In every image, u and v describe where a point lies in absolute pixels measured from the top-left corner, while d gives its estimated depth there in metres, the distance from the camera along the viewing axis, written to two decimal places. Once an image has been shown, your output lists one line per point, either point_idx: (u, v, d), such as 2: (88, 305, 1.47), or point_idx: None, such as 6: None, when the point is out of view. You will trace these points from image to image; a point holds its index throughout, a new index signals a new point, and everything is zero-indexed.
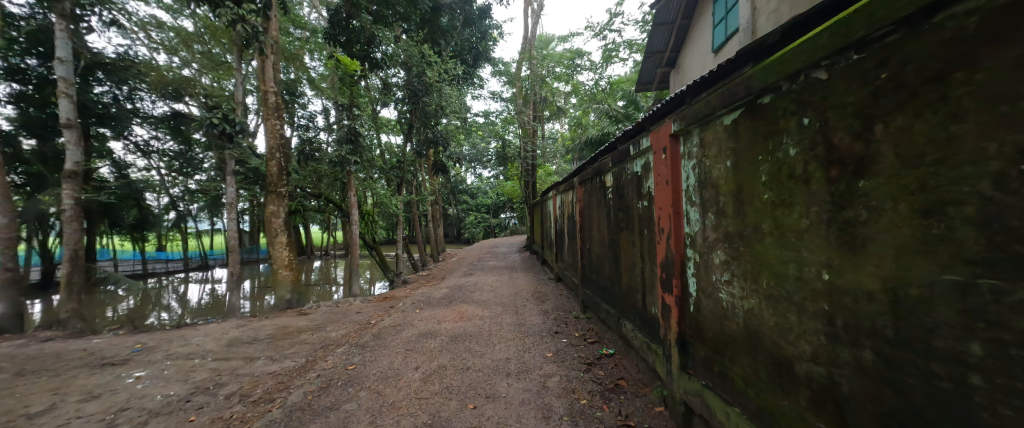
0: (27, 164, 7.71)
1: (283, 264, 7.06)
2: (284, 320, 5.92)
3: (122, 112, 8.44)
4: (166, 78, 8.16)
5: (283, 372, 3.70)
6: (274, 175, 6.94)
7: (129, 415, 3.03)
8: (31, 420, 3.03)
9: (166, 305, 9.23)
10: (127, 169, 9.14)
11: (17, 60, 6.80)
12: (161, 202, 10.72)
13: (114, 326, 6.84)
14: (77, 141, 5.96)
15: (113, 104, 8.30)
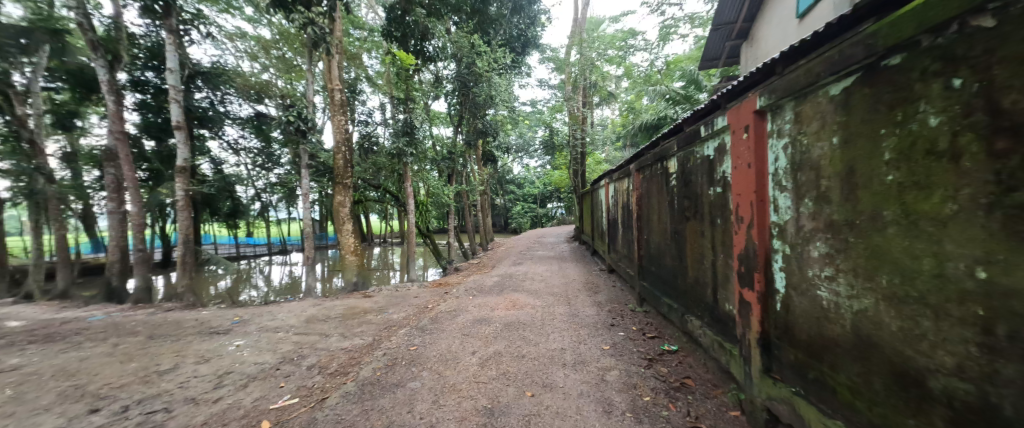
0: (149, 162, 9.13)
1: (350, 249, 7.70)
2: (351, 301, 6.46)
3: (216, 114, 9.67)
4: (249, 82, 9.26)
5: (352, 349, 4.04)
6: (340, 167, 7.53)
7: (234, 378, 3.51)
8: (162, 375, 3.64)
9: (256, 284, 10.54)
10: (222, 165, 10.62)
11: (139, 74, 8.02)
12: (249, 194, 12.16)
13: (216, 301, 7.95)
14: (185, 142, 6.92)
15: (210, 108, 9.58)
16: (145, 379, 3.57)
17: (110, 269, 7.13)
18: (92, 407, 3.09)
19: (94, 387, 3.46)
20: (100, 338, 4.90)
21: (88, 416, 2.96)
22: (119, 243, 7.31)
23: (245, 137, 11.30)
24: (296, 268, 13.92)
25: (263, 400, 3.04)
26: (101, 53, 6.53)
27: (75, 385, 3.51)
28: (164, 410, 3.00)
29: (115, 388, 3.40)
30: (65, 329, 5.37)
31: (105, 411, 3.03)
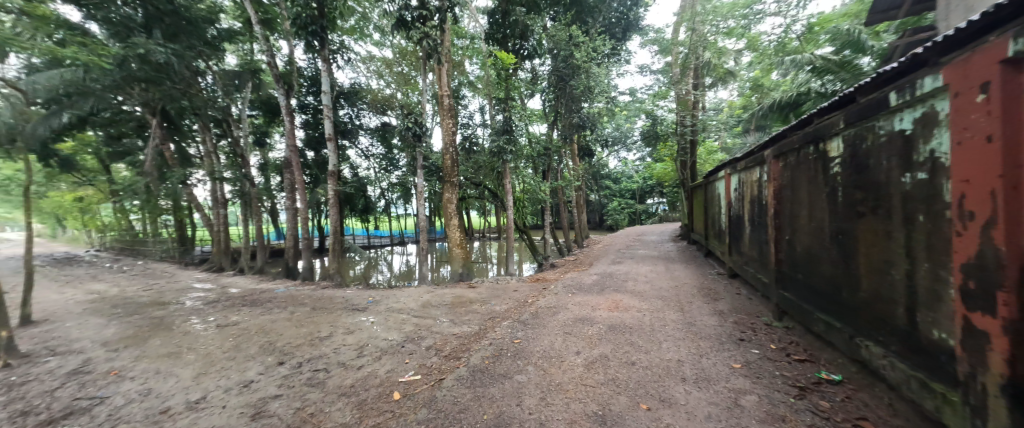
0: (310, 168, 11.66)
1: (456, 242, 8.35)
2: (458, 291, 7.00)
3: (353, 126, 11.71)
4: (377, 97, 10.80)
5: (462, 335, 4.35)
6: (448, 167, 8.21)
7: (370, 350, 4.11)
8: (321, 342, 4.48)
9: (381, 270, 12.31)
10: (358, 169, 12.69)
11: (305, 99, 10.90)
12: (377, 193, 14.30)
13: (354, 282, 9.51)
14: (334, 151, 8.42)
15: (349, 122, 11.67)
16: (311, 343, 4.44)
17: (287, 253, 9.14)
18: (279, 361, 3.99)
19: (280, 344, 4.46)
20: (282, 306, 6.32)
21: (278, 367, 3.82)
22: (291, 232, 9.32)
23: (373, 145, 13.43)
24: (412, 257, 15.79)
25: (393, 373, 3.47)
26: (281, 84, 8.44)
27: (268, 341, 4.58)
28: (324, 370, 3.69)
29: (293, 348, 4.33)
30: (262, 297, 7.09)
31: (287, 365, 3.88)
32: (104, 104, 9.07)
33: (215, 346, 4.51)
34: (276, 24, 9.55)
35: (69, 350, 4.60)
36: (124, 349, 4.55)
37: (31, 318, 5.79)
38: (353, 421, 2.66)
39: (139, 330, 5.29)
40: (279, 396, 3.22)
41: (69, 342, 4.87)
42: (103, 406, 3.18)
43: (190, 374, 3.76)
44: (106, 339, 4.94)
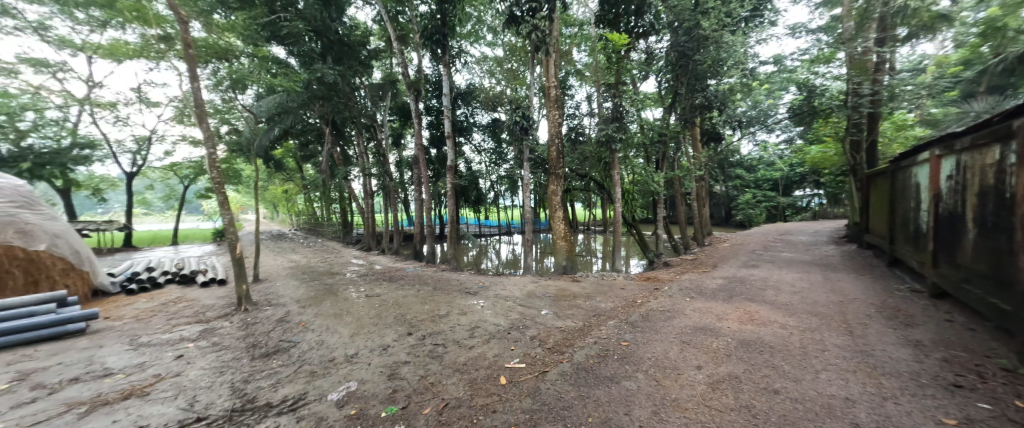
0: (433, 164, 13.20)
1: (560, 235, 8.29)
2: (562, 283, 6.97)
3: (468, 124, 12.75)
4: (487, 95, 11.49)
5: (567, 329, 4.29)
6: (554, 159, 8.14)
7: (480, 333, 4.39)
8: (439, 319, 4.99)
9: (490, 257, 13.11)
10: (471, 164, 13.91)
11: (430, 102, 12.42)
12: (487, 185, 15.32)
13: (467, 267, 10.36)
14: (452, 147, 9.22)
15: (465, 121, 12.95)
16: (431, 320, 4.99)
17: (415, 238, 10.48)
18: (408, 331, 4.60)
19: (409, 317, 5.14)
20: (411, 284, 7.30)
21: (407, 337, 4.40)
22: (418, 220, 10.64)
23: (484, 141, 14.43)
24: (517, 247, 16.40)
25: (500, 357, 3.63)
26: (412, 91, 9.65)
27: (399, 313, 5.33)
28: (443, 345, 4.09)
29: (419, 321, 4.93)
30: (397, 274, 8.32)
31: (414, 336, 4.44)
32: (295, 119, 11.84)
33: (363, 312, 5.46)
34: (409, 37, 10.90)
35: (276, 303, 6.19)
36: (306, 307, 5.89)
37: (256, 277, 8.03)
38: (465, 397, 2.87)
39: (316, 293, 6.80)
40: (409, 362, 3.70)
41: (276, 297, 6.56)
42: (293, 349, 4.17)
43: (347, 332, 4.63)
44: (297, 298, 6.49)
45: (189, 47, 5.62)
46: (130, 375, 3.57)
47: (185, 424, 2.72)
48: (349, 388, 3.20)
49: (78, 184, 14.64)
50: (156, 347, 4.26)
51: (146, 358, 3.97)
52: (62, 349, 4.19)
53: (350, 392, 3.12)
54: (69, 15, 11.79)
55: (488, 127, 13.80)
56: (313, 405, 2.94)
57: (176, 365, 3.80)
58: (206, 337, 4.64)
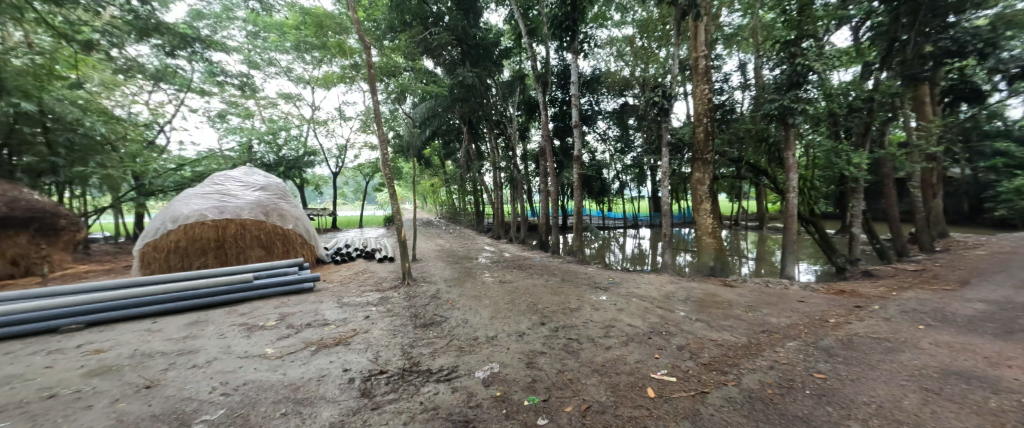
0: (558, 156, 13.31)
1: (706, 231, 7.15)
2: (710, 287, 5.99)
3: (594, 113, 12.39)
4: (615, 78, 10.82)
5: (725, 344, 3.60)
6: (700, 141, 7.00)
7: (616, 333, 4.11)
8: (572, 313, 4.90)
9: (616, 251, 12.36)
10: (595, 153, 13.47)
11: (554, 94, 12.44)
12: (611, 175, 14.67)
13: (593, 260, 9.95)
14: (579, 136, 8.93)
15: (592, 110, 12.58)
16: (564, 312, 4.95)
17: (541, 228, 10.63)
18: (541, 321, 4.65)
19: (541, 307, 5.20)
20: (540, 273, 7.44)
21: (540, 327, 4.44)
22: (545, 211, 10.73)
23: (610, 129, 13.88)
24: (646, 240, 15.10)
25: (643, 365, 3.29)
26: (539, 84, 9.84)
27: (532, 302, 5.46)
28: (577, 341, 3.97)
29: (551, 313, 4.94)
30: (526, 263, 8.65)
31: (548, 327, 4.46)
32: (439, 122, 13.51)
33: (499, 297, 5.80)
34: (537, 31, 11.07)
35: (429, 281, 7.19)
36: (452, 287, 6.63)
37: (414, 257, 9.53)
38: (609, 402, 2.68)
39: (459, 275, 7.61)
40: (545, 353, 3.71)
41: (428, 276, 7.62)
42: (445, 323, 4.71)
43: (486, 314, 4.98)
44: (444, 278, 7.39)
45: (371, 67, 6.92)
46: (337, 327, 4.63)
47: (372, 374, 3.34)
48: (493, 369, 3.38)
49: (306, 181, 20.18)
50: (352, 307, 5.45)
51: (346, 315, 5.09)
52: (300, 301, 5.76)
53: (493, 373, 3.29)
54: (301, 58, 16.20)
55: (614, 114, 13.08)
56: (463, 379, 3.21)
57: (365, 324, 4.75)
58: (382, 304, 5.68)
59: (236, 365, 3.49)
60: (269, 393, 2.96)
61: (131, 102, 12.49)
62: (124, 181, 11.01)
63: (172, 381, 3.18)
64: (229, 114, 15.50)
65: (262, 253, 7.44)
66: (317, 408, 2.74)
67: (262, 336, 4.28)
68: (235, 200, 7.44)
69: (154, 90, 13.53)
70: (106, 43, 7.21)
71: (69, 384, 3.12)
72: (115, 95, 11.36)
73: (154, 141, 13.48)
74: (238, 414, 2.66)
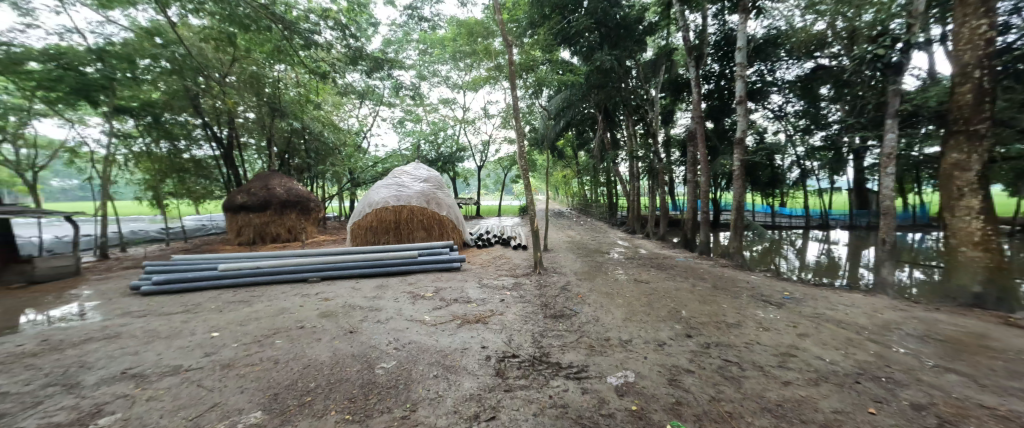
0: (710, 140, 11.39)
1: (968, 240, 4.69)
2: (971, 324, 3.98)
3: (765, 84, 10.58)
4: (802, 37, 8.31)
5: (1018, 421, 2.25)
6: (964, 106, 4.60)
7: (799, 365, 3.10)
8: (729, 329, 4.00)
9: (792, 256, 9.68)
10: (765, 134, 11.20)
11: (710, 67, 10.41)
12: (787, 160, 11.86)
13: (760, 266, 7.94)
14: (744, 115, 7.17)
15: (759, 80, 10.67)
16: (717, 326, 4.08)
17: (686, 224, 9.16)
18: (687, 333, 3.92)
19: (686, 316, 4.43)
20: (684, 276, 6.42)
21: (685, 339, 3.75)
22: (693, 204, 9.25)
23: (790, 101, 11.32)
24: (839, 245, 11.44)
25: (848, 419, 2.33)
26: (692, 58, 8.42)
27: (676, 308, 4.71)
28: (737, 365, 3.17)
29: (699, 324, 4.14)
30: (666, 262, 7.64)
31: (696, 341, 3.72)
32: (574, 112, 13.26)
33: (634, 298, 5.23)
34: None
35: (559, 272, 7.12)
36: (584, 281, 6.35)
37: (546, 247, 9.65)
38: None
39: (590, 269, 7.29)
40: (694, 372, 3.07)
41: (559, 267, 7.56)
42: (575, 317, 4.50)
43: (620, 315, 4.53)
44: (575, 270, 7.19)
45: (513, 65, 7.13)
46: (476, 306, 4.98)
47: (505, 356, 3.40)
48: (628, 377, 2.97)
49: (457, 174, 23.03)
50: (490, 289, 5.81)
51: (483, 296, 5.46)
52: (448, 278, 6.49)
53: (629, 382, 2.89)
54: (456, 65, 18.39)
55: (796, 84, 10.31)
56: (595, 381, 2.91)
57: (501, 306, 4.99)
58: (515, 289, 5.88)
59: (405, 326, 4.12)
60: (425, 355, 3.35)
61: (346, 116, 16.60)
62: (341, 175, 14.83)
63: (359, 331, 3.95)
64: (404, 119, 18.97)
65: (424, 235, 8.70)
66: (459, 378, 2.91)
67: (419, 304, 4.97)
68: (407, 190, 9.00)
69: (359, 105, 17.59)
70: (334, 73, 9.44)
71: (301, 321, 4.25)
72: (338, 112, 15.29)
73: (359, 145, 17.63)
74: (406, 367, 3.08)
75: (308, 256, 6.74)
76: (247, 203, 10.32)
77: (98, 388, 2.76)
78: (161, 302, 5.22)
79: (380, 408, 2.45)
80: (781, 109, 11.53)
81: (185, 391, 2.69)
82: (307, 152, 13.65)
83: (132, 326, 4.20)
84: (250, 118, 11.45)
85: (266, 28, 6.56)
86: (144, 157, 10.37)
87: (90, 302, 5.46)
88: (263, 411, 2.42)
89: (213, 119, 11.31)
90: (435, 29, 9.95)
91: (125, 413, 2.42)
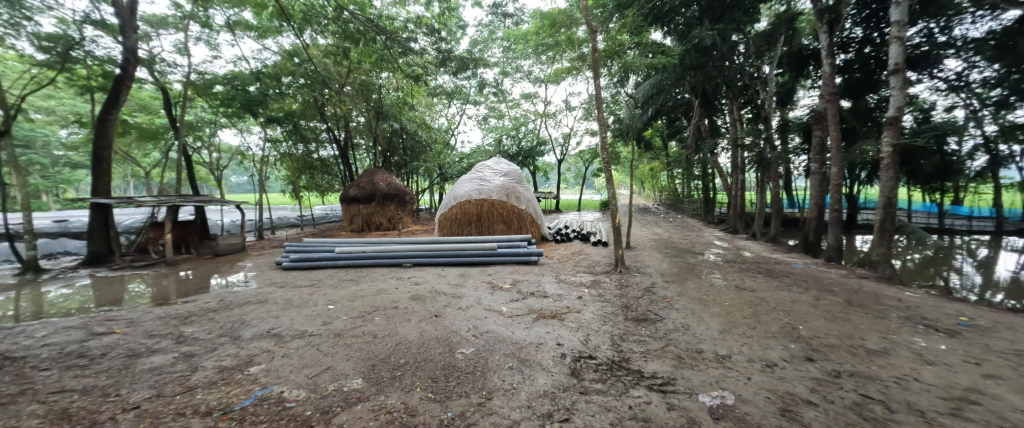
0: (845, 122, 9.30)
1: None
2: None
3: (935, 47, 8.24)
4: None
5: None
6: None
7: (989, 416, 2.24)
8: (870, 356, 3.13)
9: (972, 269, 7.35)
10: (931, 112, 8.73)
11: (849, 33, 8.48)
12: (967, 144, 9.07)
13: (918, 280, 6.20)
14: (901, 88, 5.61)
15: (926, 43, 8.36)
16: (853, 352, 3.23)
17: (806, 224, 7.63)
18: (808, 355, 3.16)
19: (807, 334, 3.62)
20: (804, 286, 5.32)
21: (804, 361, 3.04)
22: (818, 200, 7.66)
23: (978, 65, 8.60)
24: None
25: None
26: (824, 22, 6.89)
27: (793, 324, 3.89)
28: (882, 404, 2.38)
29: (825, 346, 3.33)
30: (779, 268, 6.46)
31: (821, 365, 2.98)
32: (666, 97, 12.10)
33: (736, 307, 4.49)
34: None
35: (644, 272, 6.54)
36: (672, 283, 5.71)
37: (629, 245, 9.01)
38: None
39: (680, 270, 6.55)
40: (818, 406, 2.34)
41: (643, 267, 6.95)
42: (661, 323, 4.02)
43: (716, 325, 3.91)
44: (663, 271, 6.52)
45: (597, 51, 6.69)
46: (552, 302, 4.81)
47: (582, 356, 3.17)
48: (725, 399, 2.44)
49: (537, 168, 23.05)
50: (567, 286, 5.59)
51: (559, 292, 5.27)
52: (524, 272, 6.43)
53: (728, 405, 2.36)
54: (539, 59, 18.30)
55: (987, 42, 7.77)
56: (683, 397, 2.47)
57: (578, 304, 4.73)
58: (593, 287, 5.56)
59: (482, 315, 4.17)
60: (500, 345, 3.32)
61: (436, 116, 17.81)
62: (431, 170, 16.02)
63: (440, 316, 4.13)
64: (488, 116, 19.63)
65: (503, 227, 8.84)
66: (533, 373, 2.80)
67: (496, 295, 5.01)
68: (489, 184, 9.23)
69: (447, 105, 18.71)
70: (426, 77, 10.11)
71: (390, 302, 4.61)
72: (430, 112, 16.48)
73: (447, 142, 18.79)
74: (481, 356, 3.07)
75: (403, 244, 7.37)
76: (357, 195, 11.77)
77: (251, 342, 3.35)
78: (292, 276, 6.24)
79: (459, 391, 2.46)
80: (961, 76, 8.84)
81: (308, 353, 3.09)
82: (403, 150, 15.00)
83: (276, 294, 5.08)
84: (360, 122, 13.07)
85: (372, 41, 6.97)
86: (287, 157, 13.01)
87: (251, 272, 6.85)
88: (363, 378, 2.64)
89: (334, 124, 13.06)
90: (518, 24, 9.95)
91: (267, 365, 2.87)
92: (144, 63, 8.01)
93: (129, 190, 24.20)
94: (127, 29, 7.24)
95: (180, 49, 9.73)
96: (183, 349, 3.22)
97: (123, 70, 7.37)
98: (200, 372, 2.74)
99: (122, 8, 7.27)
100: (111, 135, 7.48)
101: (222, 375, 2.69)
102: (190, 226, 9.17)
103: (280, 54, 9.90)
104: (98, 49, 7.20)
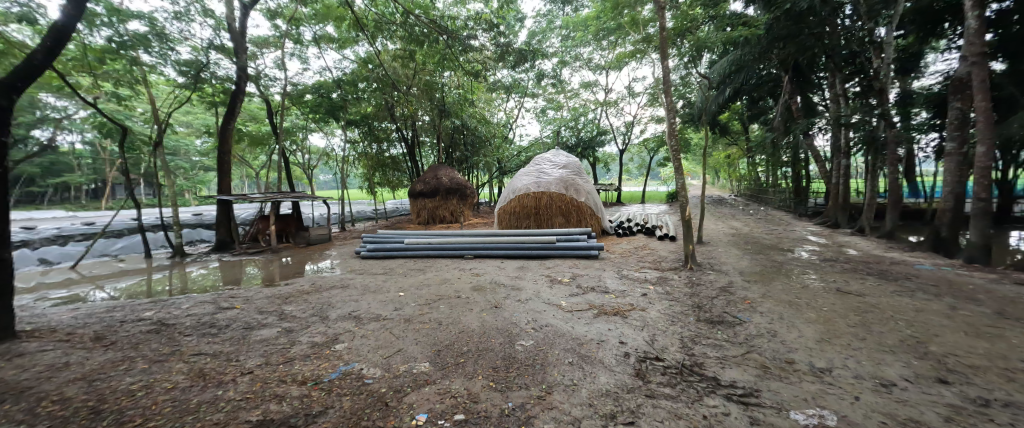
0: (1001, 89, 7.44)
1: None
2: None
3: None
4: None
5: None
6: None
7: None
8: None
9: None
10: None
11: None
12: None
13: None
14: None
15: None
16: (1010, 377, 2.53)
17: (940, 217, 6.29)
18: (941, 375, 2.57)
19: (938, 350, 2.94)
20: (933, 292, 4.37)
21: (934, 383, 2.46)
22: (956, 187, 6.23)
23: None
24: None
25: None
26: None
27: (918, 338, 3.19)
28: None
29: (966, 367, 2.67)
30: (896, 269, 5.39)
31: (960, 388, 2.40)
32: (750, 73, 10.79)
33: (838, 313, 3.82)
34: None
35: (719, 269, 5.92)
36: (756, 283, 5.07)
37: (702, 240, 8.27)
38: None
39: (763, 269, 5.82)
40: None
41: (718, 264, 6.31)
42: (742, 327, 3.58)
43: (811, 332, 3.37)
44: (743, 269, 5.85)
45: (664, 30, 6.07)
46: (615, 298, 4.58)
47: (649, 357, 2.95)
48: (824, 419, 2.06)
49: (598, 160, 22.30)
50: (631, 281, 5.28)
51: (622, 288, 4.99)
52: (586, 266, 6.22)
53: (827, 426, 1.99)
54: (599, 45, 17.51)
55: None
56: (769, 412, 2.14)
57: (644, 301, 4.43)
58: (660, 285, 5.17)
59: (542, 308, 4.11)
60: (560, 340, 3.23)
61: (496, 110, 18.08)
62: (491, 165, 16.38)
63: (500, 307, 4.16)
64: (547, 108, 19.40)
65: (562, 220, 8.65)
66: (595, 370, 2.67)
67: (556, 289, 4.91)
68: (547, 177, 9.09)
69: (506, 99, 18.85)
70: (488, 73, 10.24)
71: (453, 292, 4.76)
72: (490, 107, 16.76)
73: (505, 136, 19.02)
74: (541, 349, 3.01)
75: (466, 236, 7.61)
76: (423, 190, 12.44)
77: (336, 322, 3.69)
78: (367, 265, 6.80)
79: (519, 383, 2.43)
80: None
81: (383, 335, 3.30)
82: (464, 146, 15.49)
83: (355, 280, 5.55)
84: (425, 120, 13.76)
85: (435, 41, 7.09)
86: (365, 156, 14.27)
87: (335, 260, 7.62)
88: (430, 362, 2.74)
89: (403, 124, 13.90)
90: (578, 11, 9.58)
91: (349, 343, 3.13)
92: (252, 79, 9.23)
93: (246, 188, 28.60)
94: (239, 51, 8.40)
95: (279, 64, 11.05)
96: (284, 324, 3.66)
97: (237, 86, 8.57)
98: (296, 346, 3.07)
99: (234, 33, 8.45)
100: (230, 142, 8.80)
101: (313, 349, 2.99)
102: (289, 219, 10.51)
103: (356, 62, 10.77)
104: (220, 69, 8.45)
